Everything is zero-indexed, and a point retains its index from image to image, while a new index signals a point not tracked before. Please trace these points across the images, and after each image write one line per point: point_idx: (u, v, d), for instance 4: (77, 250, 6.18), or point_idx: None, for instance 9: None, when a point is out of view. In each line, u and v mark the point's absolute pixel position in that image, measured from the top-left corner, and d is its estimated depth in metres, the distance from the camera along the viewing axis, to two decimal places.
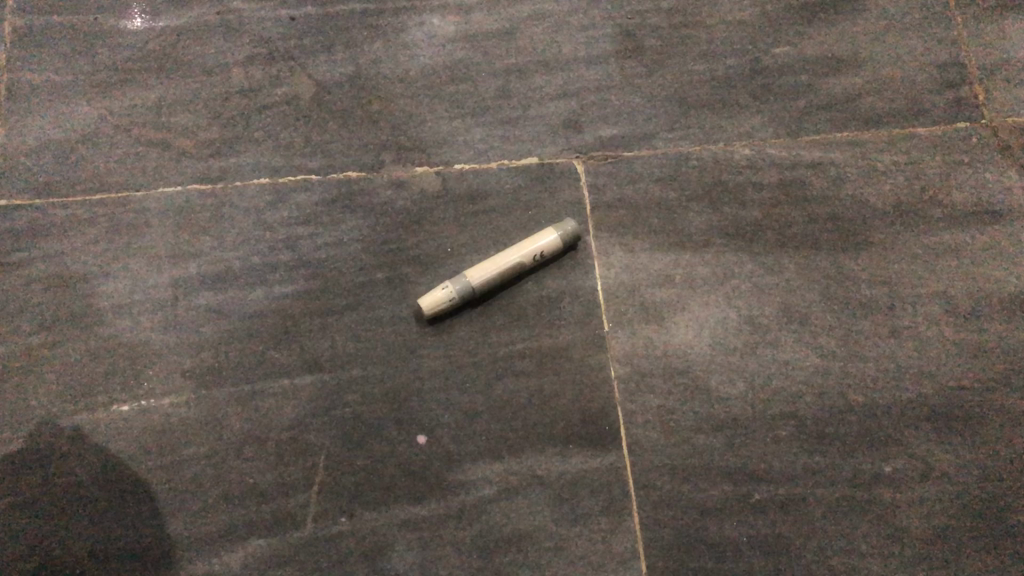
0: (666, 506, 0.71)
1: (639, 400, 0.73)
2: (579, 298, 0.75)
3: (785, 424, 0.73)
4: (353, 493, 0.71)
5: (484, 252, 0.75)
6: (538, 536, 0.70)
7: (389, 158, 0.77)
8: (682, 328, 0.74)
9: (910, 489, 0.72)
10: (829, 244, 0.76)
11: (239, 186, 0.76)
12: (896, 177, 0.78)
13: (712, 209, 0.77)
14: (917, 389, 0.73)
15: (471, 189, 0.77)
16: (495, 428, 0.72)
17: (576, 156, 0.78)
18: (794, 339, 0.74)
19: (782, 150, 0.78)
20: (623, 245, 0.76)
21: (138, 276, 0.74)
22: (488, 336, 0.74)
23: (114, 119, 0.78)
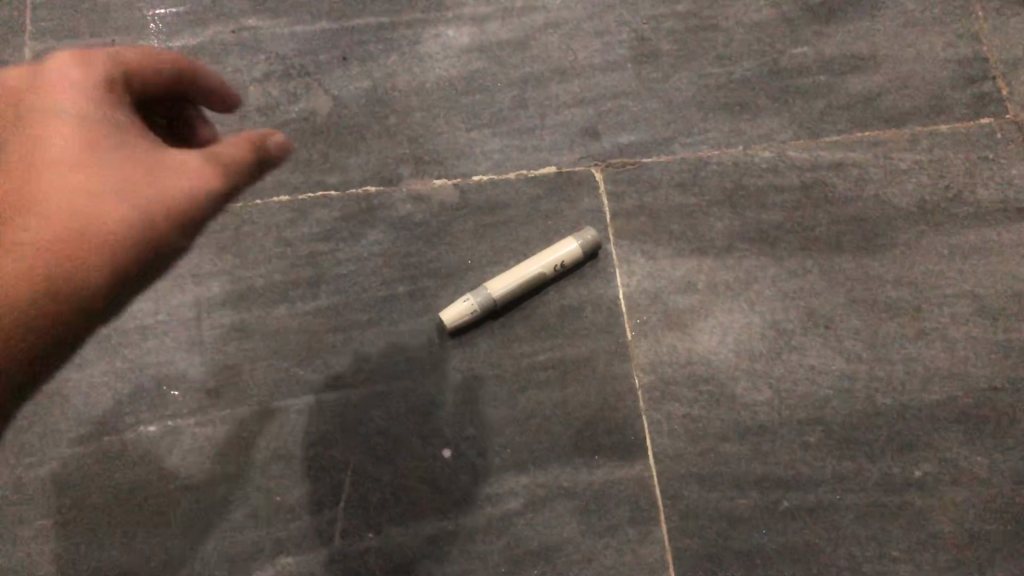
0: (695, 516, 0.70)
1: (665, 409, 0.72)
2: (601, 308, 0.74)
3: (813, 429, 0.72)
4: (379, 509, 0.70)
5: (504, 264, 0.75)
6: (566, 549, 0.70)
7: (407, 171, 0.77)
8: (705, 334, 0.74)
9: (943, 493, 0.70)
10: (853, 246, 0.75)
11: (260, 204, 0.76)
12: (918, 176, 0.77)
13: (733, 214, 0.76)
14: (947, 391, 0.72)
15: (489, 200, 0.76)
16: (519, 440, 0.72)
17: (594, 164, 0.77)
18: (820, 343, 0.74)
19: (803, 152, 0.77)
20: (644, 253, 0.75)
21: (163, 296, 0.74)
22: (510, 347, 0.73)
23: None
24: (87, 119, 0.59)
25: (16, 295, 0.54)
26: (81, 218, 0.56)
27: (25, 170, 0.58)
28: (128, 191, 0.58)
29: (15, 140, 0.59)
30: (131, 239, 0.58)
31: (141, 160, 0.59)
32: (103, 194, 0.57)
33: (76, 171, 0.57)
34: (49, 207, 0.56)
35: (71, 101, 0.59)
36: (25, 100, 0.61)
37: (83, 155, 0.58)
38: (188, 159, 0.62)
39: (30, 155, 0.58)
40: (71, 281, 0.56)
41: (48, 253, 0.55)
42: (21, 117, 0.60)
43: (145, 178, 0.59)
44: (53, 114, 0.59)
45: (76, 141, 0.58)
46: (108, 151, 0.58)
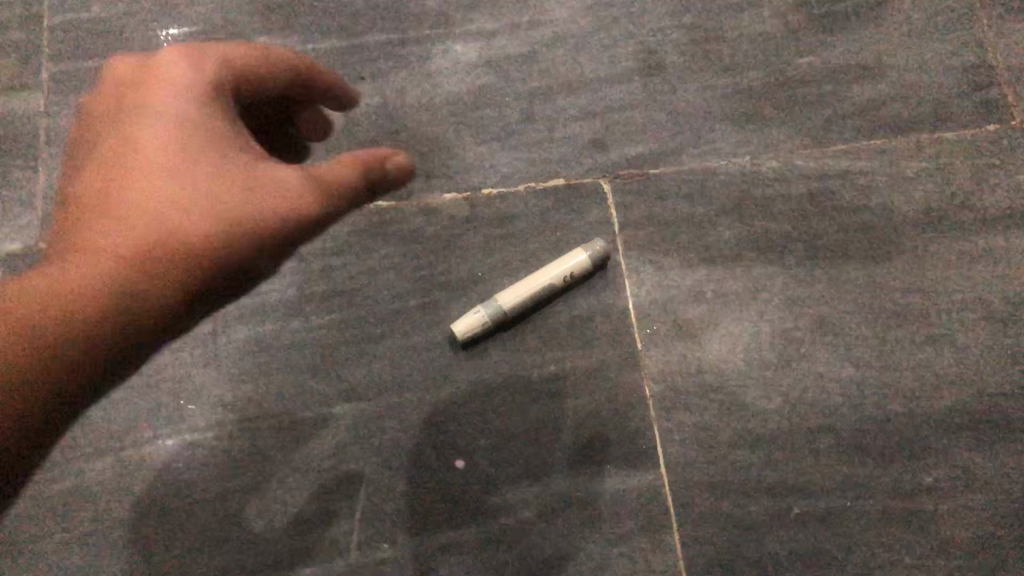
0: (707, 523, 0.71)
1: (676, 417, 0.73)
2: (611, 318, 0.75)
3: (823, 437, 0.72)
4: (394, 520, 0.71)
5: (515, 276, 0.76)
6: (579, 558, 0.71)
7: (418, 185, 0.78)
8: (715, 344, 0.75)
9: (953, 499, 0.71)
10: (861, 254, 0.76)
11: None
12: (925, 183, 0.77)
13: (741, 223, 0.77)
14: (956, 397, 0.73)
15: (499, 213, 0.77)
16: (532, 450, 0.72)
17: (602, 176, 0.78)
18: (829, 350, 0.74)
19: (810, 161, 0.78)
20: (654, 263, 0.76)
21: None
22: (521, 358, 0.74)
23: None
24: (195, 124, 0.54)
25: (85, 313, 0.49)
26: (165, 231, 0.51)
27: (112, 173, 0.53)
28: (222, 209, 0.52)
29: (125, 140, 0.54)
30: (212, 259, 0.52)
31: (221, 170, 0.53)
32: (194, 206, 0.52)
33: (170, 179, 0.52)
34: (133, 215, 0.52)
35: (185, 103, 0.54)
36: (125, 98, 0.56)
37: (180, 163, 0.53)
38: (302, 179, 0.55)
39: (134, 157, 0.53)
40: (140, 301, 0.50)
41: (127, 267, 0.50)
42: (128, 116, 0.55)
43: (238, 193, 0.53)
44: (161, 114, 0.54)
45: (179, 148, 0.53)
46: (206, 159, 0.53)
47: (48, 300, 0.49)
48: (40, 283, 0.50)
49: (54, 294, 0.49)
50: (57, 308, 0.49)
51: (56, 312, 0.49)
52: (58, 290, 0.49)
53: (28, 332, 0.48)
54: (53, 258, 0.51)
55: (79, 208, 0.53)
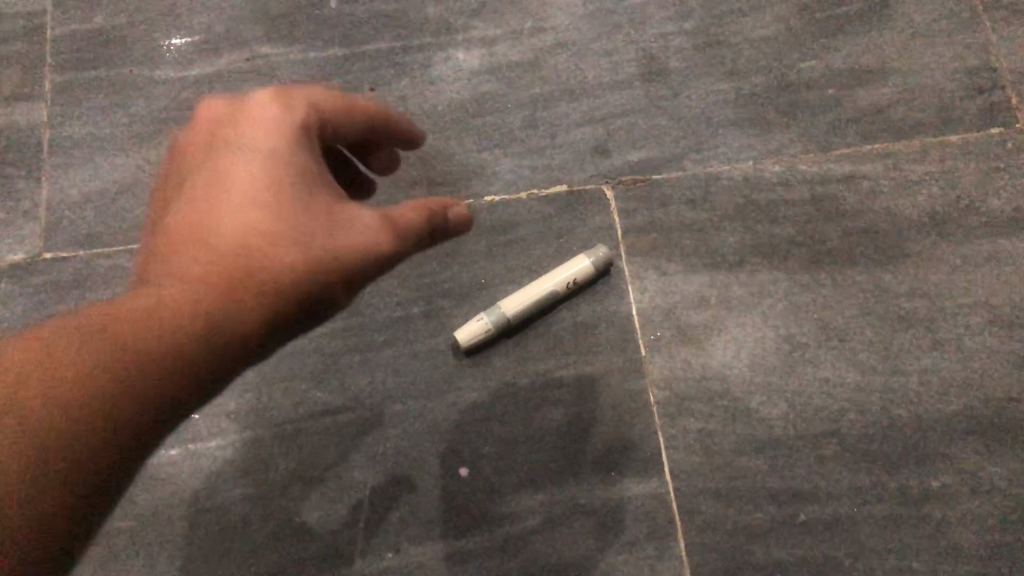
0: (713, 530, 0.71)
1: (680, 424, 0.73)
2: (615, 325, 0.75)
3: (829, 443, 0.72)
4: (398, 528, 0.71)
5: (518, 283, 0.76)
6: (584, 565, 0.71)
7: (420, 193, 0.78)
8: (719, 349, 0.75)
9: (962, 504, 0.70)
10: (865, 259, 0.76)
11: None
12: (930, 187, 0.77)
13: (745, 228, 0.76)
14: (962, 402, 0.72)
15: (502, 220, 0.77)
16: (536, 457, 0.73)
17: (605, 182, 0.78)
18: (834, 356, 0.74)
19: (814, 166, 0.77)
20: (657, 270, 0.76)
21: None
22: (525, 365, 0.75)
23: (150, 167, 0.78)
24: (285, 156, 0.54)
25: (179, 337, 0.49)
26: (255, 260, 0.52)
27: (202, 206, 0.54)
28: (308, 241, 0.52)
29: (214, 175, 0.55)
30: (298, 291, 0.52)
31: (309, 203, 0.53)
32: (283, 236, 0.52)
33: (260, 209, 0.53)
34: (224, 245, 0.52)
35: (274, 141, 0.55)
36: (218, 136, 0.57)
37: (270, 192, 0.53)
38: (383, 217, 0.55)
39: (225, 190, 0.54)
40: (230, 330, 0.51)
41: (219, 296, 0.51)
42: (219, 153, 0.56)
43: (324, 225, 0.53)
44: (252, 148, 0.54)
45: (269, 179, 0.53)
46: (295, 188, 0.53)
47: (143, 325, 0.49)
48: (134, 306, 0.50)
49: (149, 319, 0.49)
50: (152, 333, 0.49)
51: (152, 337, 0.48)
52: (153, 314, 0.49)
53: (124, 355, 0.48)
54: (144, 287, 0.52)
55: (170, 240, 0.54)
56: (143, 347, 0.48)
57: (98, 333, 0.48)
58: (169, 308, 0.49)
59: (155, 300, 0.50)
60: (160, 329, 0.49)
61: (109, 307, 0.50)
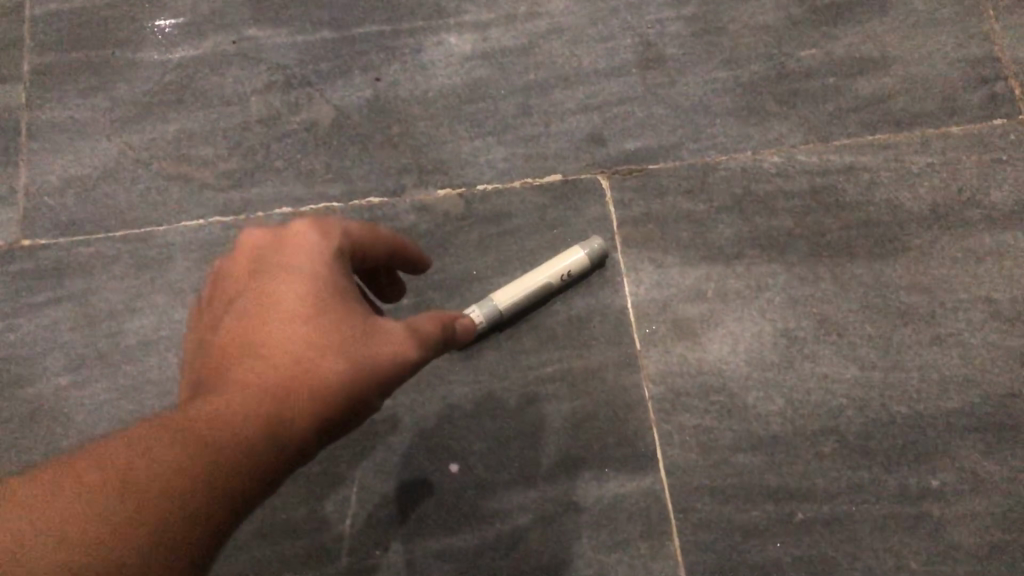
0: (708, 529, 0.70)
1: (676, 420, 0.72)
2: (609, 319, 0.74)
3: (826, 440, 0.71)
4: (387, 526, 0.71)
5: (511, 274, 0.74)
6: (577, 564, 0.70)
7: (411, 181, 0.75)
8: (716, 344, 0.73)
9: (960, 503, 0.70)
10: (866, 252, 0.74)
11: (261, 217, 0.74)
12: (932, 179, 0.75)
13: (743, 220, 0.75)
14: (962, 399, 0.71)
15: (495, 209, 0.75)
16: (527, 454, 0.72)
17: (601, 172, 0.76)
18: (833, 351, 0.73)
19: (814, 157, 0.76)
20: (653, 262, 0.75)
21: (165, 312, 0.72)
22: (517, 360, 0.74)
23: (132, 154, 0.76)
24: (328, 276, 0.51)
25: (225, 463, 0.43)
26: (301, 378, 0.47)
27: (242, 325, 0.49)
28: (355, 355, 0.48)
29: (256, 293, 0.50)
30: (340, 411, 0.47)
31: (353, 320, 0.50)
32: (330, 350, 0.48)
33: (307, 325, 0.48)
34: (268, 363, 0.47)
35: (316, 262, 0.51)
36: (258, 254, 0.52)
37: (316, 308, 0.49)
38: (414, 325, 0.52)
39: (266, 308, 0.49)
40: (273, 456, 0.45)
41: (264, 413, 0.45)
42: (259, 271, 0.51)
43: (366, 340, 0.49)
44: (296, 267, 0.51)
45: (316, 294, 0.49)
46: (339, 306, 0.50)
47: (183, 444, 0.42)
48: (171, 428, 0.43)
49: (190, 438, 0.42)
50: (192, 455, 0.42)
51: (193, 461, 0.42)
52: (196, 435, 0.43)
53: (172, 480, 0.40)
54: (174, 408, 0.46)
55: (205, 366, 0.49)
56: (177, 472, 0.41)
57: (128, 455, 0.41)
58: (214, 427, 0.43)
59: (200, 416, 0.44)
60: (202, 450, 0.42)
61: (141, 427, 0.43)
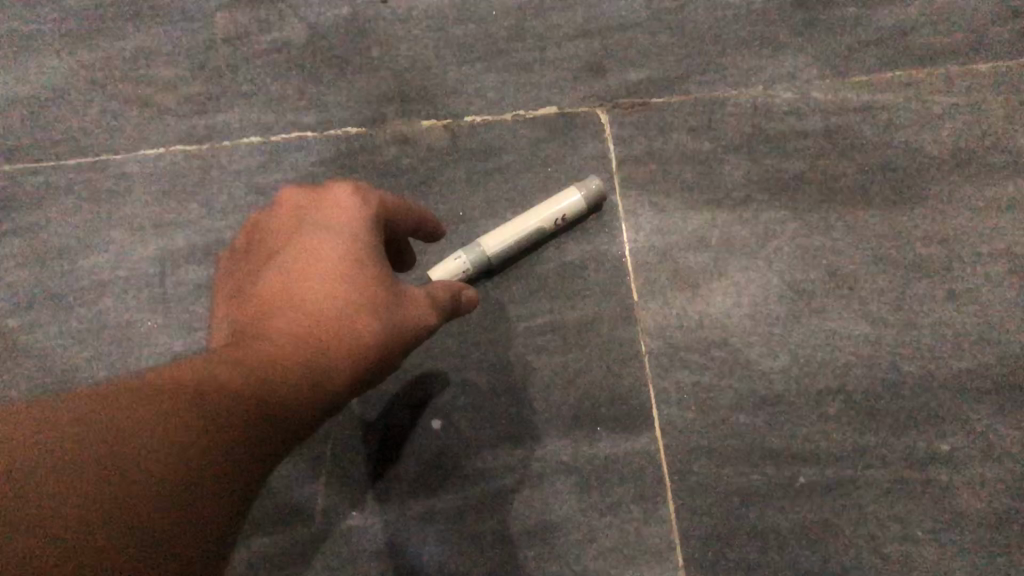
0: (704, 493, 0.66)
1: (673, 376, 0.67)
2: (605, 266, 0.69)
3: (833, 400, 0.67)
4: (363, 486, 0.67)
5: (500, 216, 0.68)
6: (565, 528, 0.66)
7: (392, 111, 0.69)
8: (718, 295, 0.68)
9: (970, 468, 0.65)
10: (881, 198, 0.69)
11: (228, 146, 0.68)
12: (954, 121, 0.70)
13: (752, 161, 0.69)
14: (978, 357, 0.67)
15: (483, 144, 0.69)
16: (515, 411, 0.67)
17: (599, 104, 0.70)
18: (844, 304, 0.68)
19: (828, 93, 0.70)
20: (654, 205, 0.69)
21: (122, 250, 0.67)
22: (505, 309, 0.68)
23: (86, 73, 0.70)
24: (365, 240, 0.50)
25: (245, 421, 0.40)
26: (334, 336, 0.46)
27: (282, 278, 0.48)
28: (388, 317, 0.48)
29: (297, 247, 0.50)
30: (366, 374, 0.47)
31: (388, 282, 0.49)
32: (366, 311, 0.47)
33: (347, 282, 0.48)
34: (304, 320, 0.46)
35: (354, 226, 0.50)
36: (303, 211, 0.52)
37: (354, 269, 0.48)
38: (430, 295, 0.53)
39: (306, 264, 0.49)
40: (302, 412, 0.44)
41: (294, 370, 0.44)
42: (301, 227, 0.51)
43: (397, 306, 0.49)
44: (337, 225, 0.50)
45: (355, 256, 0.49)
46: (376, 268, 0.49)
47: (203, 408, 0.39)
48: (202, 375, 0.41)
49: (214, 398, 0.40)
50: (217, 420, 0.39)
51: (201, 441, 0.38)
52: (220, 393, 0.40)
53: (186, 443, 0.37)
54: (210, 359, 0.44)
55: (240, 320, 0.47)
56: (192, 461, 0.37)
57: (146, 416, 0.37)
58: (251, 380, 0.42)
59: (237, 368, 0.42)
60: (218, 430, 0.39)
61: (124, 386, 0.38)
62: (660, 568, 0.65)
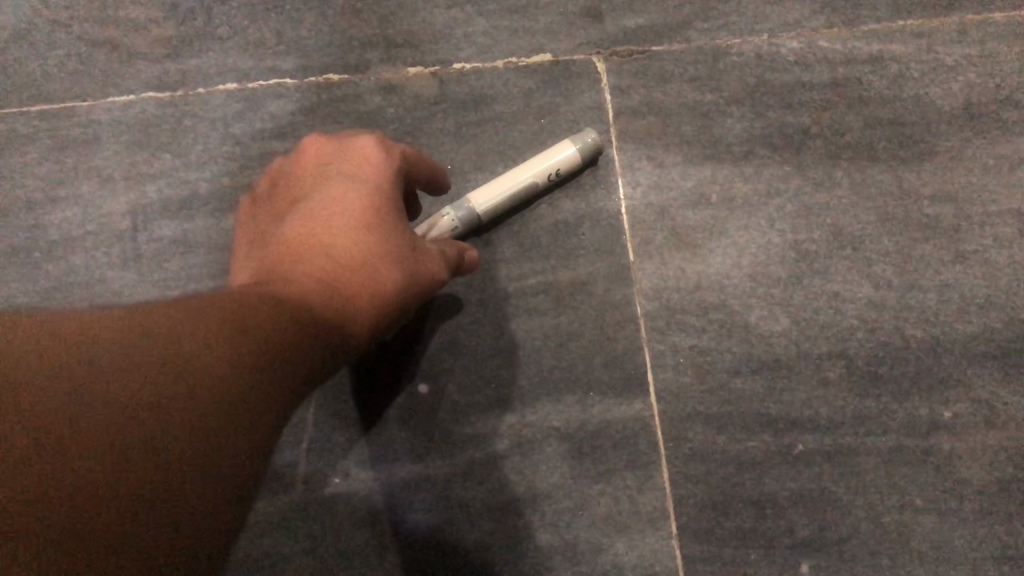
0: (699, 460, 0.64)
1: (670, 340, 0.65)
2: (600, 225, 0.66)
3: (834, 364, 0.64)
4: (347, 451, 0.64)
5: (491, 170, 0.65)
6: (556, 496, 0.63)
7: (376, 57, 0.66)
8: (717, 255, 0.65)
9: (973, 437, 0.63)
10: (888, 155, 0.66)
11: (202, 94, 0.65)
12: (966, 74, 0.67)
13: (754, 113, 0.66)
14: (984, 322, 0.64)
15: (473, 93, 0.66)
16: (505, 374, 0.64)
17: (597, 52, 0.67)
18: (847, 265, 0.65)
19: (836, 42, 0.67)
20: (651, 160, 0.66)
21: (90, 202, 0.64)
22: (495, 268, 0.65)
23: (50, 15, 0.66)
24: (389, 192, 0.52)
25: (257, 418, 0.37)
26: (358, 276, 0.48)
27: (308, 222, 0.50)
28: (408, 267, 0.50)
29: (321, 194, 0.51)
30: (380, 320, 0.49)
31: (406, 234, 0.51)
32: (389, 259, 0.49)
33: (372, 229, 0.50)
34: (332, 261, 0.48)
35: (380, 178, 0.52)
36: (326, 162, 0.54)
37: (378, 218, 0.50)
38: (441, 250, 0.55)
39: (331, 211, 0.50)
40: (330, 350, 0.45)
41: (320, 304, 0.45)
42: (325, 176, 0.53)
43: (412, 259, 0.51)
44: (361, 176, 0.52)
45: (380, 207, 0.51)
46: (395, 221, 0.51)
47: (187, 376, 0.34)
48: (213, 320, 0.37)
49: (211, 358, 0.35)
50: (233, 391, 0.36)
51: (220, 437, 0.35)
52: (219, 351, 0.36)
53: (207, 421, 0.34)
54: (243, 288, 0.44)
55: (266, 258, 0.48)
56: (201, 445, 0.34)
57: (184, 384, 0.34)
58: (286, 305, 0.42)
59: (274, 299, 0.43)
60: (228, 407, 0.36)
61: (105, 325, 0.34)
62: (652, 537, 0.63)
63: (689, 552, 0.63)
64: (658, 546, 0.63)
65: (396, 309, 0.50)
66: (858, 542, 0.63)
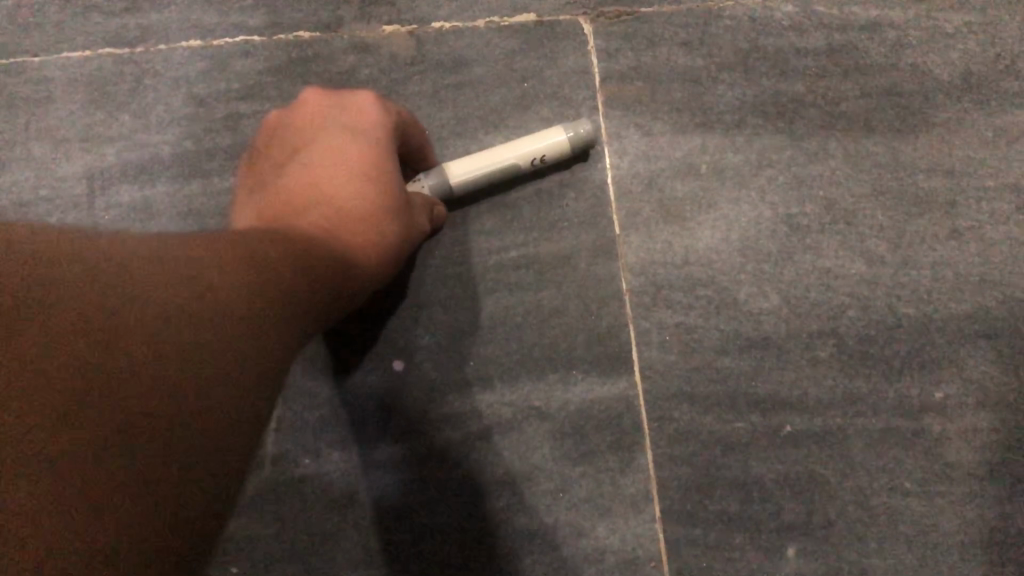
0: (684, 441, 0.61)
1: (655, 317, 0.62)
2: (584, 195, 0.63)
3: (825, 343, 0.62)
4: (318, 431, 0.61)
5: (471, 137, 0.62)
6: (535, 478, 0.61)
7: (349, 14, 0.62)
8: (705, 229, 0.62)
9: (964, 419, 0.61)
10: (884, 125, 0.63)
11: (164, 51, 0.61)
12: (966, 41, 0.64)
13: (745, 79, 0.63)
14: (979, 300, 0.62)
15: (453, 55, 0.62)
16: (483, 351, 0.62)
17: (583, 13, 0.63)
18: (839, 239, 0.62)
19: (831, 6, 0.64)
20: (638, 128, 0.63)
21: (43, 165, 0.60)
22: (474, 240, 0.62)
23: None
24: (388, 144, 0.51)
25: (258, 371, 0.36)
26: (360, 230, 0.47)
27: (310, 174, 0.50)
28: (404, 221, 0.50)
29: (322, 146, 0.51)
30: (379, 276, 0.49)
31: (403, 188, 0.51)
32: (388, 213, 0.49)
33: (373, 181, 0.49)
34: (334, 214, 0.47)
35: (378, 130, 0.51)
36: (326, 111, 0.53)
37: (380, 171, 0.50)
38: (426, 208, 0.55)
39: (333, 162, 0.50)
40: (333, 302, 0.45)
41: (329, 256, 0.45)
42: (324, 126, 0.52)
43: (408, 214, 0.51)
44: (362, 128, 0.51)
45: (380, 159, 0.50)
46: (395, 175, 0.51)
47: (188, 337, 0.32)
48: (210, 261, 0.37)
49: (212, 309, 0.34)
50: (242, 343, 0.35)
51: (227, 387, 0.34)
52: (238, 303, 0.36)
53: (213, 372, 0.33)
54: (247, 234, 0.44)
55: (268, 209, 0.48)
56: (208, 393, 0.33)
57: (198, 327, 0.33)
58: (302, 253, 0.43)
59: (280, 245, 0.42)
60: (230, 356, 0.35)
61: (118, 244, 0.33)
62: (634, 521, 0.61)
63: (671, 537, 0.61)
64: (641, 529, 0.61)
65: (393, 263, 0.50)
66: (846, 526, 0.61)
